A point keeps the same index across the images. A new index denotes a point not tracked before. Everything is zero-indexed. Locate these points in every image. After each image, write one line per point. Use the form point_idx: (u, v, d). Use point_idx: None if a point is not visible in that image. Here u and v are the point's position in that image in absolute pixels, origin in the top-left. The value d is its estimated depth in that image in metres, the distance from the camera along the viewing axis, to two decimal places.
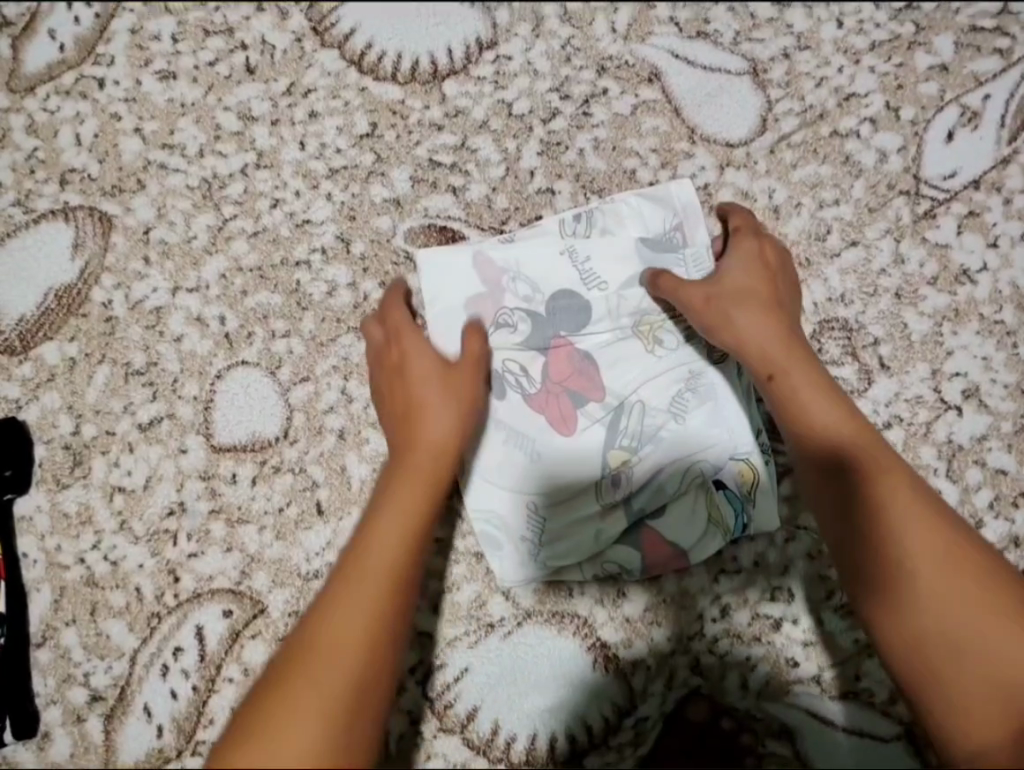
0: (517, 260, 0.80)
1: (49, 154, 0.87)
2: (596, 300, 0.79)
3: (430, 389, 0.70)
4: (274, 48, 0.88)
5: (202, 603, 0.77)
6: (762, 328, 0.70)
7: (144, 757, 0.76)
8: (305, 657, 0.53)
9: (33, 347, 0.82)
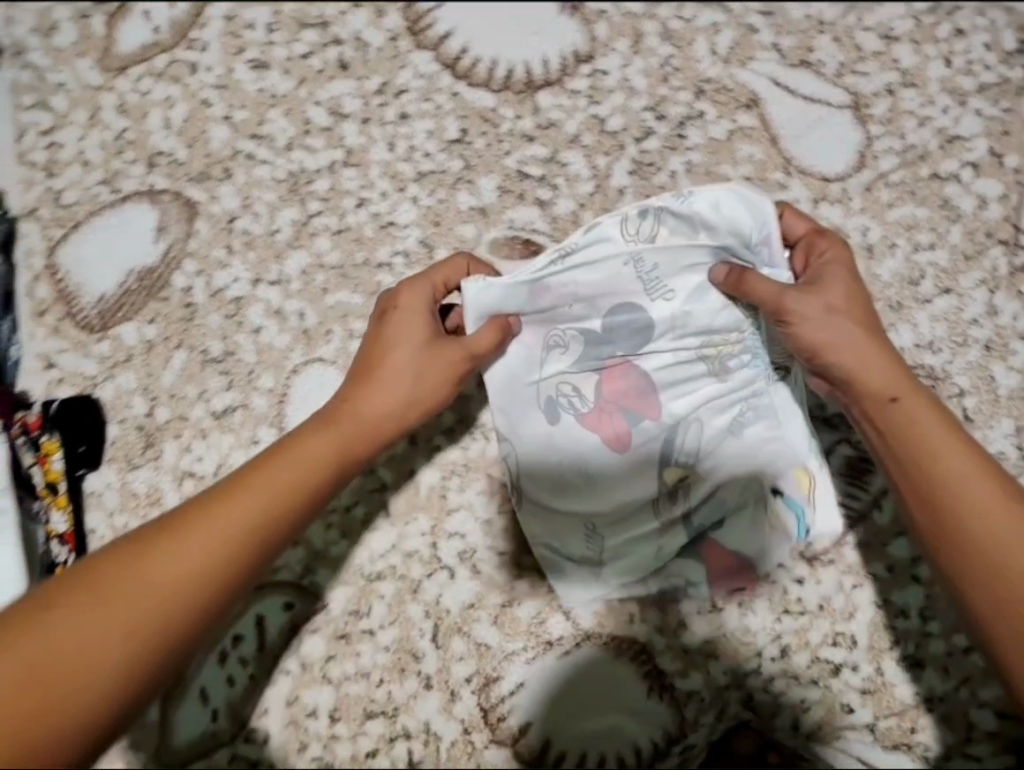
0: (574, 282, 0.69)
1: (137, 135, 0.87)
2: (657, 314, 0.71)
3: (399, 360, 0.67)
4: (369, 46, 0.88)
5: (262, 594, 0.75)
6: (870, 345, 0.65)
7: (197, 740, 0.74)
8: (154, 556, 0.54)
9: (112, 326, 0.82)
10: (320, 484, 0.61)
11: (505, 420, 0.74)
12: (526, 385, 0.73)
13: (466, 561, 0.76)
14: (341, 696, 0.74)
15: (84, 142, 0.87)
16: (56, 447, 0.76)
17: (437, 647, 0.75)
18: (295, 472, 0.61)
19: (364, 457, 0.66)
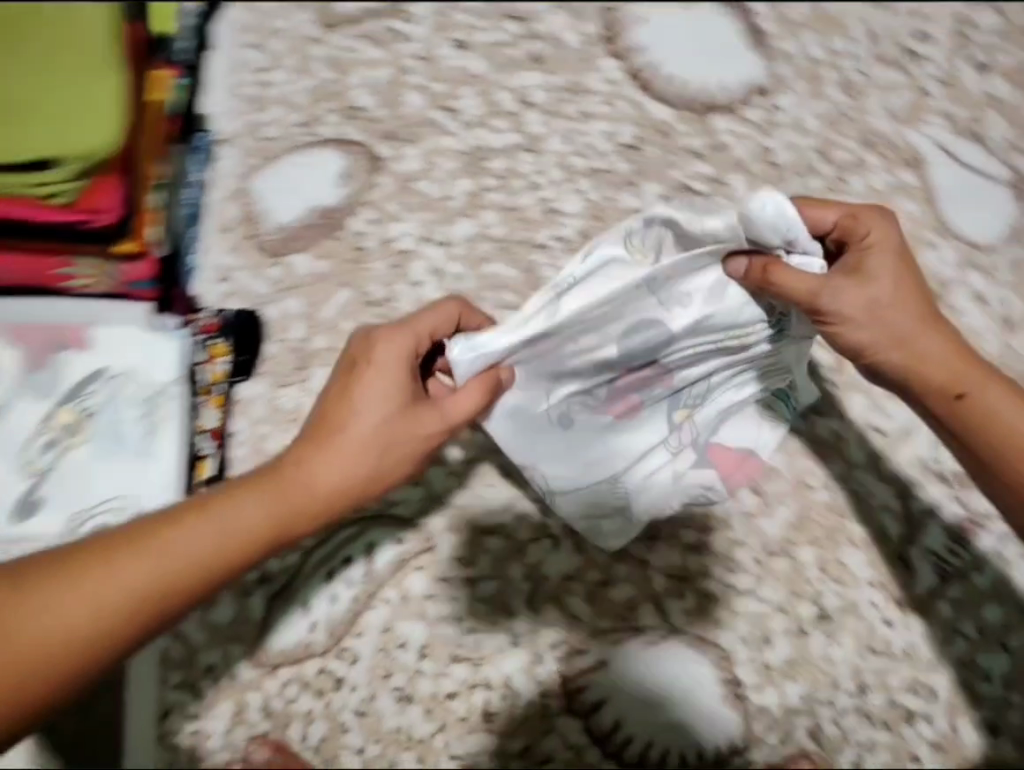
0: (578, 317, 0.62)
1: (337, 88, 0.92)
2: (678, 324, 0.64)
3: (363, 426, 0.60)
4: (568, 44, 0.90)
5: (379, 524, 0.81)
6: (921, 336, 0.63)
7: (293, 645, 0.80)
8: (38, 595, 0.50)
9: (285, 254, 0.88)
10: (235, 564, 0.56)
11: (521, 454, 0.72)
12: (532, 414, 0.70)
13: (572, 535, 0.80)
14: (433, 635, 0.79)
15: (289, 86, 0.92)
16: (225, 352, 0.80)
17: (531, 609, 0.79)
18: (226, 534, 0.56)
19: (306, 532, 0.59)
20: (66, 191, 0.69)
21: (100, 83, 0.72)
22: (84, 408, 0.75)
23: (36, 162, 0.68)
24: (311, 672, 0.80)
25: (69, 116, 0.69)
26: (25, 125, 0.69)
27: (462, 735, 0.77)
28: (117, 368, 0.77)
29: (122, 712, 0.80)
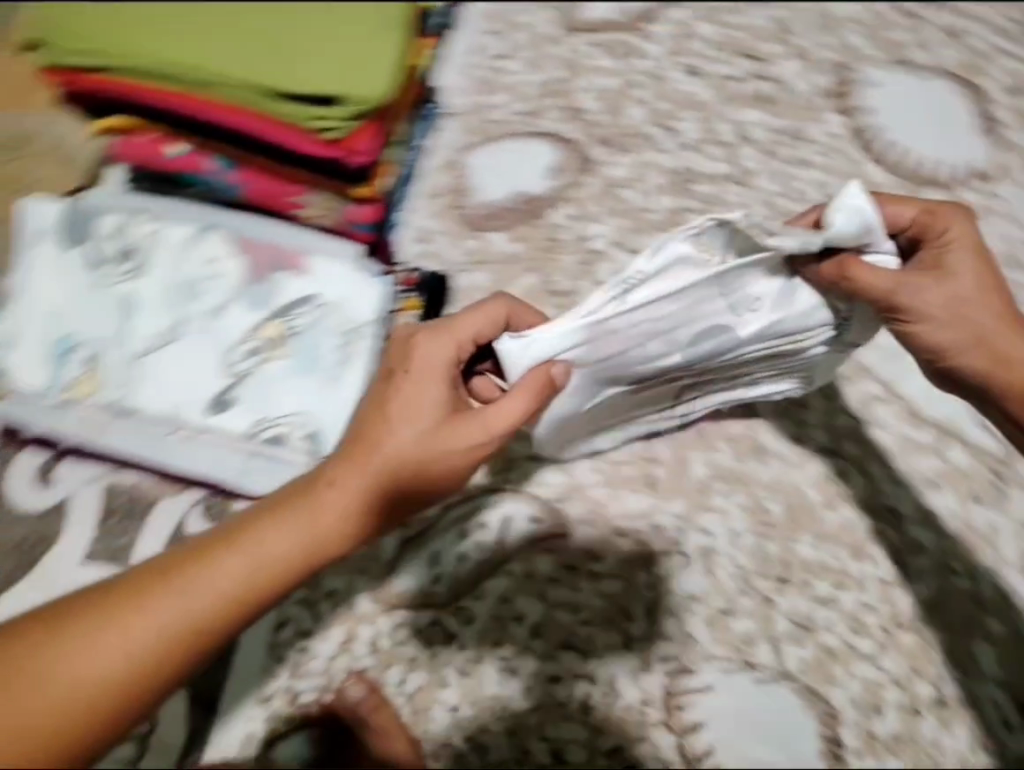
0: (642, 312, 0.63)
1: (566, 87, 0.93)
2: (747, 328, 0.66)
3: (400, 442, 0.60)
4: (798, 91, 0.90)
5: (519, 498, 0.85)
6: (1003, 336, 0.62)
7: (416, 590, 0.85)
8: (102, 626, 0.54)
9: (484, 229, 0.90)
10: (276, 582, 0.57)
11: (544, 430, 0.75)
12: (571, 404, 0.71)
13: (703, 557, 0.82)
14: (549, 616, 0.82)
15: (520, 77, 0.94)
16: (416, 306, 0.84)
17: (649, 618, 0.81)
18: (254, 560, 0.57)
19: (343, 549, 0.60)
20: (339, 125, 0.74)
21: (390, 39, 0.77)
22: (290, 326, 0.80)
23: (323, 97, 0.74)
24: (426, 620, 0.84)
25: (358, 61, 0.75)
26: (320, 64, 0.75)
27: (557, 720, 0.81)
28: (329, 297, 0.81)
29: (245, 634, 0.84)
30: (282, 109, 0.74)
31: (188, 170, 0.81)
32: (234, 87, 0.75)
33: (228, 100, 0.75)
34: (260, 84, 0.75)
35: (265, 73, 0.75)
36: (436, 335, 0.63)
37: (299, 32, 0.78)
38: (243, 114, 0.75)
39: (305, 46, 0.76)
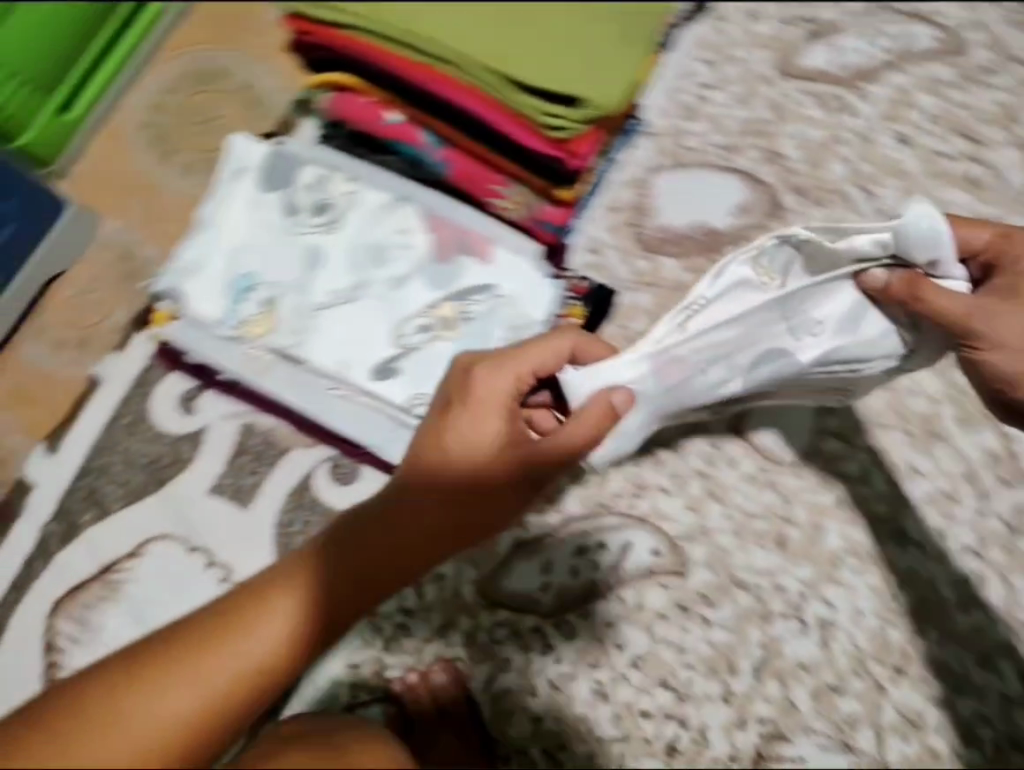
0: (706, 336, 0.67)
1: (772, 130, 0.90)
2: (803, 353, 0.69)
3: (458, 473, 0.60)
4: (1016, 180, 0.85)
5: (643, 528, 0.84)
6: None
7: (521, 595, 0.84)
8: (167, 670, 0.53)
9: (659, 252, 0.89)
10: (337, 612, 0.57)
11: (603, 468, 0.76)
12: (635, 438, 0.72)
13: (821, 628, 0.80)
14: (652, 651, 0.82)
15: (726, 112, 0.91)
16: (579, 315, 0.84)
17: (754, 676, 0.80)
18: (298, 607, 0.57)
19: (405, 578, 0.59)
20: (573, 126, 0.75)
21: (635, 52, 0.78)
22: (464, 311, 0.80)
23: (563, 96, 0.76)
24: (527, 626, 0.84)
25: (604, 69, 0.76)
26: (566, 64, 0.76)
27: (640, 755, 0.80)
28: (507, 290, 0.79)
29: None
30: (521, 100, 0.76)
31: (400, 138, 0.80)
32: (479, 70, 0.76)
33: (469, 80, 0.76)
34: (504, 71, 0.76)
35: (511, 63, 0.77)
36: (494, 364, 0.61)
37: (547, 27, 0.79)
38: (479, 97, 0.76)
39: (552, 42, 0.78)
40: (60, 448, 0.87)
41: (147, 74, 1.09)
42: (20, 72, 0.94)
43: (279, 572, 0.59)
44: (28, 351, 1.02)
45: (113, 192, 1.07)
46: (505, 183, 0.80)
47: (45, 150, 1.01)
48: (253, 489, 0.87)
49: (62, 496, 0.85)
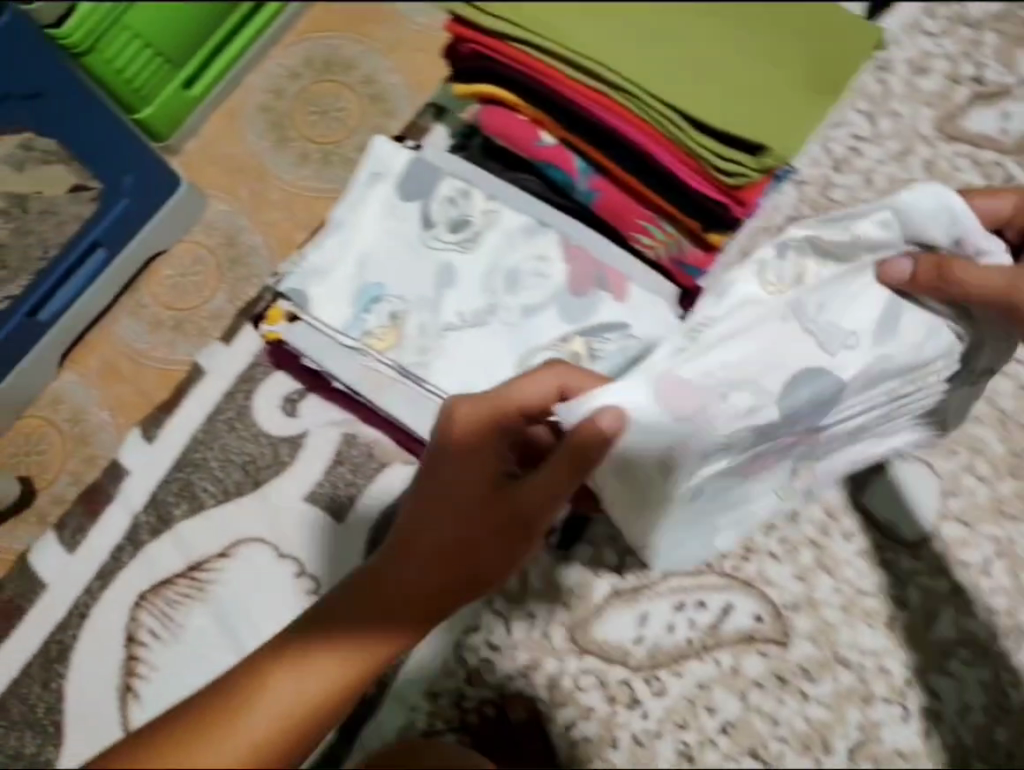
0: (725, 362, 0.60)
1: None
2: (843, 365, 0.64)
3: (465, 518, 0.53)
4: None
5: (747, 590, 0.81)
6: None
7: (613, 644, 0.81)
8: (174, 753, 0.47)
9: None
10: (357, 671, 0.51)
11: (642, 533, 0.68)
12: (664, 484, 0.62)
13: (924, 718, 0.77)
14: (744, 719, 0.79)
15: (878, 166, 0.88)
16: None
17: (849, 759, 0.77)
18: (321, 661, 0.50)
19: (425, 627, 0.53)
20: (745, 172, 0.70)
21: (822, 99, 0.71)
22: (595, 348, 0.75)
23: (737, 140, 0.70)
24: (615, 677, 0.81)
25: (784, 112, 0.71)
26: (744, 106, 0.71)
27: None
28: (642, 332, 0.75)
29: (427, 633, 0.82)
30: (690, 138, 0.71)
31: (554, 162, 0.76)
32: (651, 102, 0.71)
33: (638, 112, 0.71)
34: (676, 106, 0.71)
35: (685, 98, 0.72)
36: (485, 399, 0.55)
37: (727, 61, 0.73)
38: (645, 129, 0.71)
39: (731, 81, 0.72)
40: (158, 436, 0.85)
41: (271, 58, 1.08)
42: (154, 46, 0.93)
43: (291, 634, 0.52)
44: (124, 326, 1.02)
45: (225, 174, 1.05)
46: (657, 218, 0.76)
47: (162, 124, 1.00)
48: (350, 501, 0.84)
49: (156, 486, 0.84)
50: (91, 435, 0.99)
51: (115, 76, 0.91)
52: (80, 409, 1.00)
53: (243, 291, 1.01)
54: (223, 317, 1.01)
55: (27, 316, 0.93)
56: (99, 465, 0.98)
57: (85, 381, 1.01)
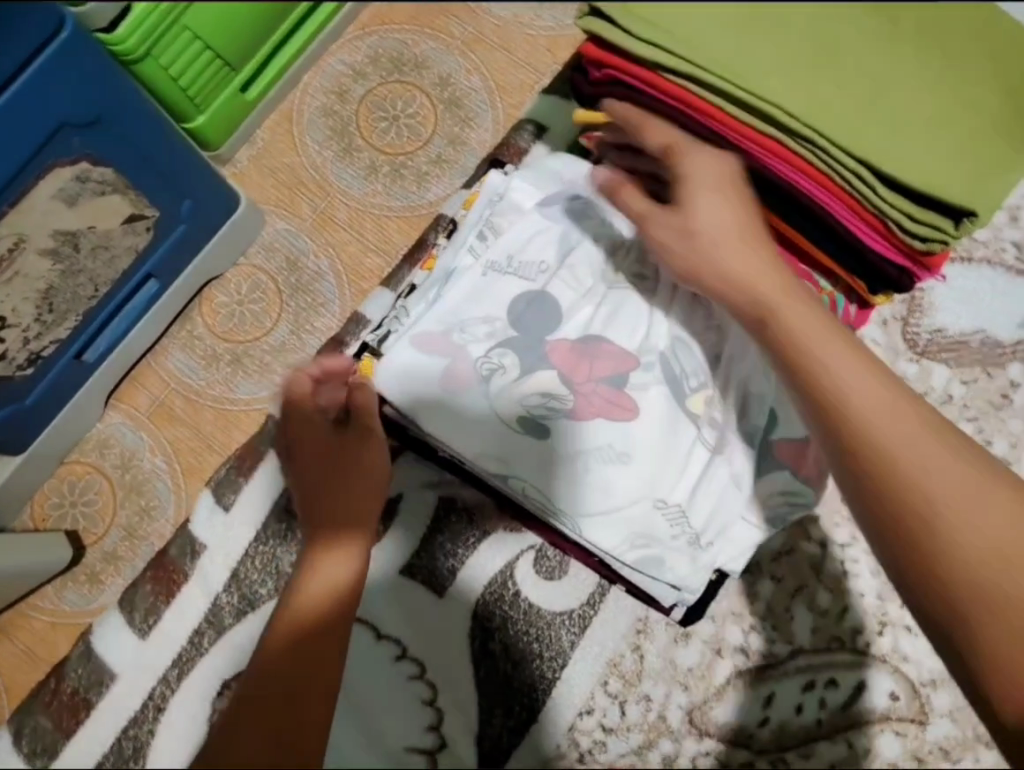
0: (452, 311, 0.68)
1: None
2: (553, 286, 0.69)
3: (344, 476, 0.69)
4: None
5: (881, 668, 0.76)
6: (892, 399, 0.55)
7: (738, 726, 0.76)
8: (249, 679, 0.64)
9: (928, 357, 0.80)
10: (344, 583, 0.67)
11: (500, 465, 0.67)
12: (467, 421, 0.66)
13: None
14: None
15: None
16: None
17: None
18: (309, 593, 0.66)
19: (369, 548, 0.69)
20: (944, 240, 0.62)
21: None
22: (700, 385, 0.68)
23: (941, 204, 0.62)
24: (740, 760, 0.76)
25: (981, 164, 0.61)
26: (949, 160, 0.61)
27: None
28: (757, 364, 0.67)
29: (536, 714, 0.76)
30: (888, 201, 0.62)
31: None
32: (842, 159, 0.62)
33: (821, 166, 0.63)
34: (874, 162, 0.61)
35: (882, 149, 0.62)
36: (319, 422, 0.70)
37: (915, 98, 0.62)
38: (833, 189, 0.64)
39: (919, 122, 0.62)
40: (233, 506, 0.83)
41: (330, 54, 0.97)
42: (213, 46, 0.82)
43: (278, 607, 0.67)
44: (175, 359, 0.92)
45: (283, 189, 0.95)
46: (814, 274, 0.72)
47: (217, 132, 0.90)
48: (452, 575, 0.78)
49: (235, 562, 0.82)
50: (144, 483, 0.90)
51: (171, 82, 0.81)
52: (131, 455, 0.90)
53: (308, 321, 0.92)
54: (287, 350, 0.92)
55: (73, 359, 0.83)
56: (154, 515, 0.89)
57: (135, 422, 0.91)
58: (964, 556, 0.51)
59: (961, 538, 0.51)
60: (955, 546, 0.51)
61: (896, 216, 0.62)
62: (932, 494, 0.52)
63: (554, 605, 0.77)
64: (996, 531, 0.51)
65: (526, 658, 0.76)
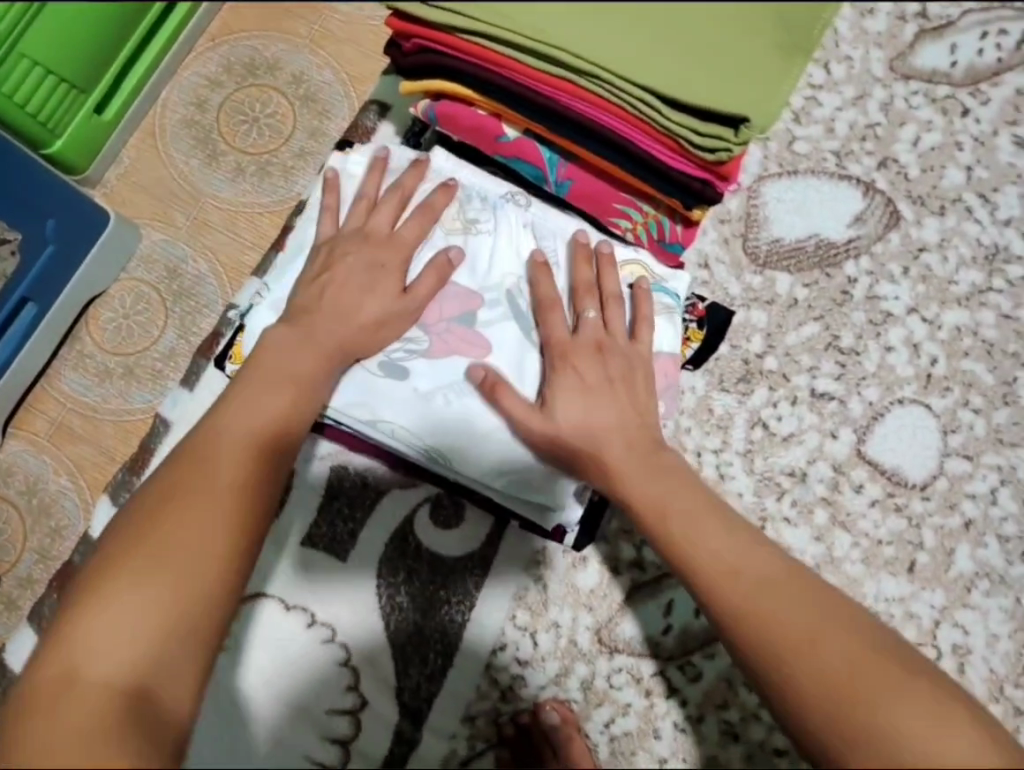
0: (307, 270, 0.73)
1: (885, 135, 0.87)
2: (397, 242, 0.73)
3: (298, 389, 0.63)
4: None
5: None
6: (706, 531, 0.58)
7: (643, 637, 0.79)
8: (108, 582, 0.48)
9: (771, 268, 0.85)
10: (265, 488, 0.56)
11: (370, 415, 0.70)
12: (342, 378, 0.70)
13: (955, 654, 0.77)
14: None
15: (837, 114, 0.87)
16: (696, 338, 0.77)
17: None
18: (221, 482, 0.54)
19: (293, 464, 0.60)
20: (728, 148, 0.68)
21: (794, 62, 0.66)
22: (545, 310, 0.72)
23: (720, 116, 0.67)
24: (648, 669, 0.79)
25: (765, 66, 0.65)
26: (723, 75, 0.65)
27: None
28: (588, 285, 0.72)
29: (451, 661, 0.79)
30: (673, 121, 0.68)
31: (522, 156, 0.75)
32: (628, 88, 0.67)
33: (612, 100, 0.68)
34: (653, 86, 0.66)
35: (658, 72, 0.66)
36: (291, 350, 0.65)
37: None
38: (626, 118, 0.69)
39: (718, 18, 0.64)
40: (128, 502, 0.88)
41: (185, 68, 1.00)
42: (55, 70, 0.85)
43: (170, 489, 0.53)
44: (68, 380, 0.94)
45: (155, 203, 0.98)
46: (636, 200, 0.76)
47: (79, 156, 0.92)
48: (352, 538, 0.81)
49: None
50: (52, 504, 0.91)
51: (21, 112, 0.84)
52: (34, 479, 0.91)
53: (194, 324, 0.94)
54: (177, 355, 0.94)
55: None
56: (64, 534, 0.90)
57: (35, 447, 0.92)
58: (805, 682, 0.48)
59: (789, 659, 0.50)
60: (789, 673, 0.49)
61: (682, 134, 0.68)
62: (754, 626, 0.52)
63: (454, 551, 0.80)
64: (829, 651, 0.49)
65: (435, 606, 0.79)
